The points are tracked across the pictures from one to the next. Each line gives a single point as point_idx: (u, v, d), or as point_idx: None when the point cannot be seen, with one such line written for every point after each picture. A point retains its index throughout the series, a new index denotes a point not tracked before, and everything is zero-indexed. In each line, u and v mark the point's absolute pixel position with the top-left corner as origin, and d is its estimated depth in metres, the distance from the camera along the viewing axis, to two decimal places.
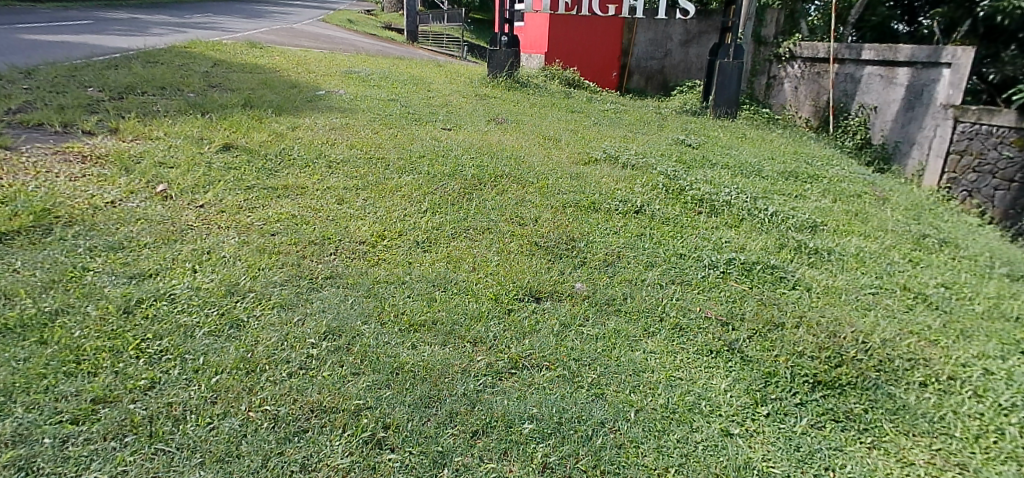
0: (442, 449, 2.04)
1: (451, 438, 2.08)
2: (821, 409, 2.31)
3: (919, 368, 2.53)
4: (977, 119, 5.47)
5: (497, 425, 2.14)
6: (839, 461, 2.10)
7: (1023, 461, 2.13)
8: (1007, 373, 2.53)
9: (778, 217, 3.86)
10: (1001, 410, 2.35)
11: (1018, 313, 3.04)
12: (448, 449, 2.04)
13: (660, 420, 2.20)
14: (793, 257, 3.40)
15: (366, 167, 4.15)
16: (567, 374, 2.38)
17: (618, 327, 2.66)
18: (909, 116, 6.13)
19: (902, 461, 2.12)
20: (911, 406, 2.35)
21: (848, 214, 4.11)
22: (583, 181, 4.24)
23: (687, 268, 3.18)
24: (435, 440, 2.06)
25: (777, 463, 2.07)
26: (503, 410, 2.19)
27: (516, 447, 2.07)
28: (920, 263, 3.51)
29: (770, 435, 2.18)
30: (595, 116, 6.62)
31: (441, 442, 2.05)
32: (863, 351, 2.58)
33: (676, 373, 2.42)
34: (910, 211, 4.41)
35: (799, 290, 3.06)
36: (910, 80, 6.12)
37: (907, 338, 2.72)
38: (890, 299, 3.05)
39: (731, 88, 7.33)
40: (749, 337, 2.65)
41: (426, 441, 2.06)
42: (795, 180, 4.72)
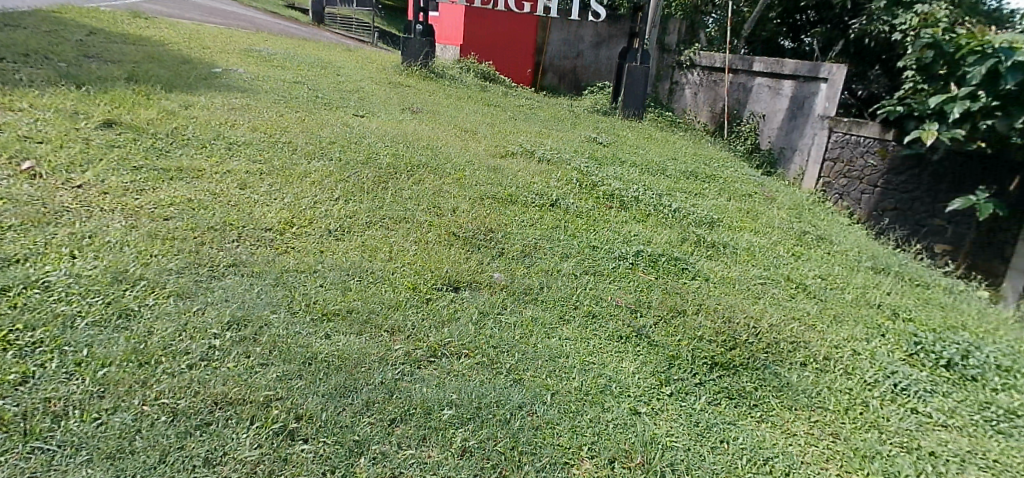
0: (358, 437, 2.06)
1: (368, 426, 2.11)
2: (718, 387, 2.55)
3: (801, 350, 2.83)
4: (848, 130, 5.97)
5: (416, 412, 2.19)
6: (732, 433, 2.32)
7: (881, 428, 2.45)
8: (870, 352, 2.90)
9: (681, 213, 4.14)
10: (866, 384, 2.69)
11: (882, 300, 3.44)
12: (366, 437, 2.07)
13: (574, 402, 2.34)
14: (693, 251, 3.67)
15: (271, 151, 4.04)
16: (486, 361, 2.47)
17: (534, 315, 2.78)
18: (791, 125, 6.69)
19: (785, 432, 2.38)
20: (794, 384, 2.62)
21: (741, 212, 4.45)
22: (499, 174, 4.32)
23: (599, 259, 3.36)
24: (352, 430, 2.09)
25: (678, 437, 2.27)
26: (421, 397, 2.25)
27: (436, 433, 2.13)
28: (801, 256, 3.89)
29: (673, 412, 2.38)
30: (512, 110, 6.76)
31: (358, 432, 2.08)
32: (754, 335, 2.85)
33: (589, 358, 2.57)
34: (793, 210, 4.84)
35: (698, 280, 3.32)
36: (793, 92, 6.67)
37: (790, 323, 3.02)
38: (776, 288, 3.38)
39: (639, 91, 7.66)
40: (655, 323, 2.86)
41: (343, 430, 2.08)
42: (696, 179, 5.05)
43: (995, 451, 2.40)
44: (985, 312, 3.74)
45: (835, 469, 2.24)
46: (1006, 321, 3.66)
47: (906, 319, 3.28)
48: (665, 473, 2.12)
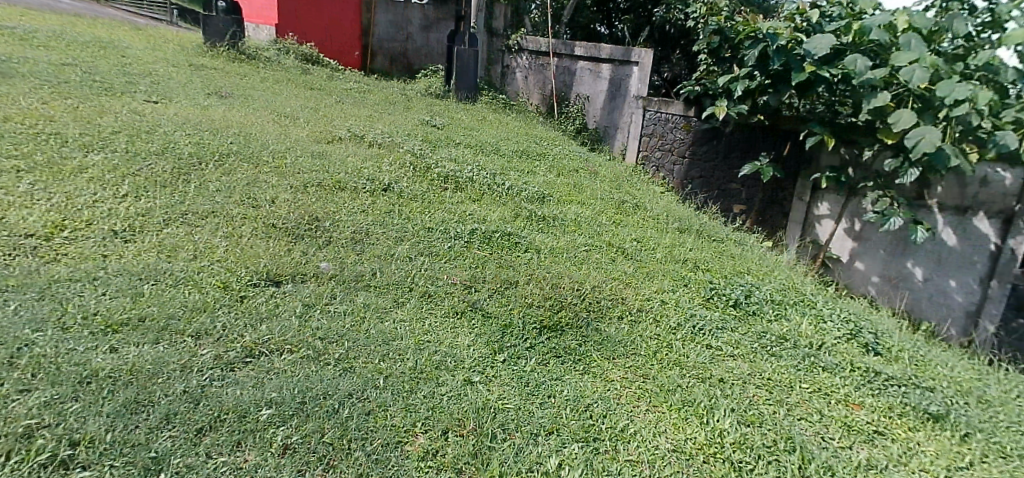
0: (155, 454, 2.02)
1: (167, 440, 2.07)
2: (546, 348, 2.77)
3: (619, 306, 3.15)
4: (658, 109, 6.44)
5: (229, 417, 2.17)
6: (557, 388, 2.55)
7: (683, 365, 2.80)
8: (675, 301, 3.29)
9: (514, 190, 4.37)
10: (671, 329, 3.05)
11: (688, 256, 3.88)
12: (165, 453, 2.03)
13: (409, 381, 2.44)
14: (526, 225, 3.91)
15: (31, 143, 3.70)
16: (312, 354, 2.49)
17: (367, 302, 2.84)
18: (612, 105, 7.22)
19: (604, 379, 2.66)
20: (612, 336, 2.92)
21: (568, 186, 4.77)
22: (325, 160, 4.27)
23: (435, 241, 3.46)
24: (148, 447, 2.04)
25: (509, 399, 2.46)
26: (234, 401, 2.22)
27: (251, 436, 2.13)
28: (621, 223, 4.28)
29: (505, 377, 2.56)
30: (338, 94, 6.65)
31: (156, 448, 2.03)
32: (578, 296, 3.13)
33: (425, 337, 2.69)
34: (614, 182, 5.27)
35: (529, 253, 3.55)
36: (611, 75, 7.19)
37: (610, 282, 3.35)
38: (599, 253, 3.71)
39: (470, 75, 7.85)
40: (490, 296, 3.03)
41: (136, 450, 2.02)
42: (527, 158, 5.30)
43: (770, 371, 2.84)
44: (770, 259, 4.36)
45: (645, 406, 2.55)
46: (786, 266, 4.32)
47: (705, 270, 3.75)
48: (494, 435, 2.29)
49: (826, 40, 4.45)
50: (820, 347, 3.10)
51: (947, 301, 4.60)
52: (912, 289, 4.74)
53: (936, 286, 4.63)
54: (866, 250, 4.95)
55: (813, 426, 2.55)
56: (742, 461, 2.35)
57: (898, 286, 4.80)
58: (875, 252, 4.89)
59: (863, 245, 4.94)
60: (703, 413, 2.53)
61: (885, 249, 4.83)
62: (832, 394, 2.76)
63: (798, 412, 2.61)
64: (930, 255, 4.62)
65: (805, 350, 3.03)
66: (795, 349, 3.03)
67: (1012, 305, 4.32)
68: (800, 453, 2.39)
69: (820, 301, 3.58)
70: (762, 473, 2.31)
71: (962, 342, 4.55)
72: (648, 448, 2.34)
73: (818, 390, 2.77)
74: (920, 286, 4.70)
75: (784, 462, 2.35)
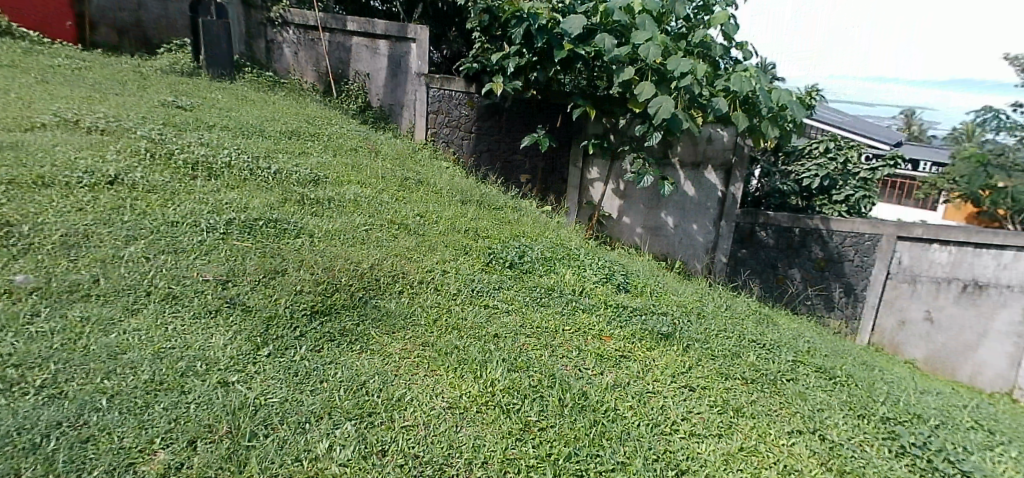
0: None
1: None
2: (319, 333, 2.89)
3: (400, 280, 3.42)
4: (440, 86, 6.01)
5: None
6: (331, 371, 2.70)
7: (460, 329, 3.20)
8: (455, 268, 3.72)
9: (281, 174, 4.20)
10: (453, 295, 3.47)
11: (463, 224, 4.27)
12: None
13: (145, 394, 2.38)
14: (296, 210, 3.83)
15: None
16: (4, 386, 2.30)
17: (86, 313, 2.66)
18: (394, 83, 6.42)
19: (383, 354, 2.90)
20: (392, 311, 3.18)
21: (346, 167, 4.65)
22: (38, 154, 3.67)
23: (181, 236, 3.26)
24: None
25: (275, 391, 2.52)
26: None
27: None
28: (402, 199, 4.43)
29: (270, 370, 2.62)
30: (41, 70, 5.51)
31: None
32: (354, 276, 3.29)
33: (166, 343, 2.62)
34: (396, 159, 5.19)
35: (301, 237, 3.53)
36: (389, 52, 6.39)
37: (390, 258, 3.57)
38: (379, 231, 3.85)
39: (223, 46, 6.54)
40: (251, 288, 3.02)
41: None
42: (297, 138, 4.99)
43: (539, 320, 3.46)
44: (538, 223, 4.81)
45: (424, 373, 2.87)
46: (554, 229, 4.80)
47: (485, 237, 4.20)
48: (252, 435, 2.33)
49: (579, 20, 4.87)
50: (580, 292, 3.89)
51: (692, 241, 6.11)
52: (666, 234, 6.07)
53: (682, 229, 6.06)
54: (630, 206, 6.00)
55: (571, 361, 3.21)
56: (511, 403, 2.81)
57: (655, 233, 6.06)
58: (637, 207, 5.98)
59: (628, 202, 5.95)
60: (477, 368, 2.96)
61: (644, 204, 5.97)
62: (587, 331, 3.50)
63: (560, 351, 3.25)
64: (676, 205, 5.97)
65: (567, 297, 3.76)
66: (560, 297, 3.74)
67: (733, 239, 6.09)
68: (559, 385, 2.97)
69: (581, 253, 4.39)
70: (528, 411, 2.79)
71: (702, 271, 6.22)
72: (424, 411, 2.64)
73: (577, 329, 3.48)
74: (671, 231, 6.05)
75: (545, 397, 2.89)
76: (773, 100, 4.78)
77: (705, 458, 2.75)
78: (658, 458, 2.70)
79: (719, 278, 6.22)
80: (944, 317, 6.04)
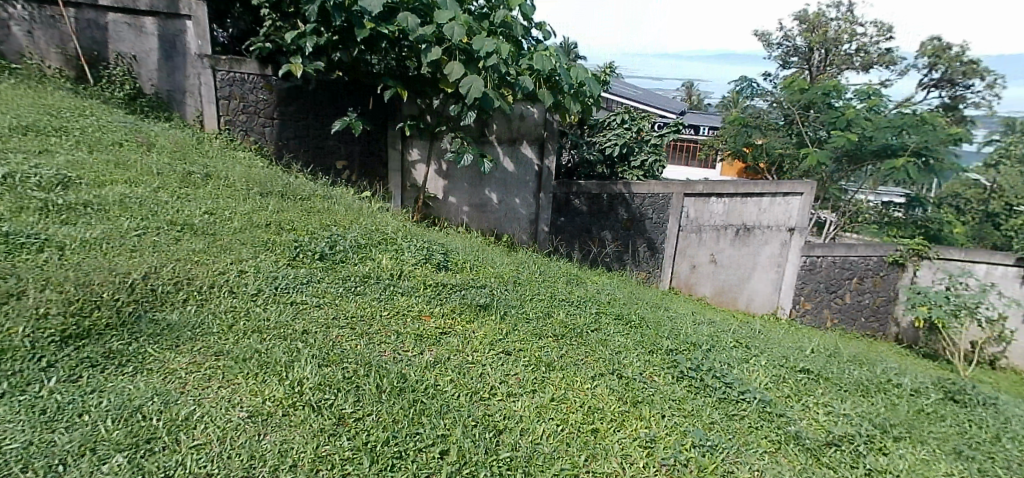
0: None
1: None
2: (76, 360, 2.58)
3: (183, 288, 3.10)
4: (229, 68, 5.27)
5: None
6: (93, 401, 2.44)
7: (262, 331, 2.98)
8: (256, 269, 3.42)
9: (12, 176, 3.62)
10: (250, 297, 3.20)
11: (262, 219, 3.96)
12: None
13: None
14: (41, 218, 3.36)
15: None
16: None
17: None
18: (170, 66, 5.43)
19: (164, 372, 2.64)
20: (174, 323, 2.88)
21: (107, 164, 4.14)
22: None
23: None
24: None
25: (13, 436, 2.26)
26: None
27: None
28: (185, 197, 4.01)
29: (4, 414, 2.32)
30: None
31: None
32: (124, 289, 2.94)
33: None
34: (175, 152, 4.68)
35: (51, 251, 3.10)
36: (158, 30, 5.35)
37: (169, 265, 3.21)
38: (158, 236, 3.46)
39: None
40: None
41: None
42: (38, 135, 4.30)
43: (353, 309, 3.33)
44: (349, 211, 4.58)
45: (217, 384, 2.65)
46: (367, 216, 4.58)
47: (289, 230, 3.92)
48: None
49: None
50: (398, 276, 3.81)
51: (516, 215, 6.08)
52: (491, 211, 6.00)
53: (506, 205, 6.02)
54: (454, 186, 5.85)
55: (389, 345, 3.15)
56: (322, 399, 2.68)
57: (481, 210, 5.98)
58: (460, 187, 5.84)
59: (452, 182, 5.80)
60: (282, 370, 2.77)
61: (467, 182, 5.84)
62: (406, 313, 3.46)
63: (378, 337, 3.18)
64: (498, 182, 5.91)
65: (384, 282, 3.67)
66: (376, 283, 3.64)
67: (552, 208, 6.14)
68: (377, 372, 2.90)
69: (397, 236, 4.27)
70: (342, 404, 2.68)
71: (529, 242, 6.23)
72: (217, 425, 2.45)
73: (394, 313, 3.42)
74: (496, 207, 6.00)
75: (362, 387, 2.79)
76: (572, 77, 4.89)
77: (520, 415, 2.94)
78: (476, 424, 2.80)
79: (544, 247, 6.28)
80: (724, 257, 7.00)
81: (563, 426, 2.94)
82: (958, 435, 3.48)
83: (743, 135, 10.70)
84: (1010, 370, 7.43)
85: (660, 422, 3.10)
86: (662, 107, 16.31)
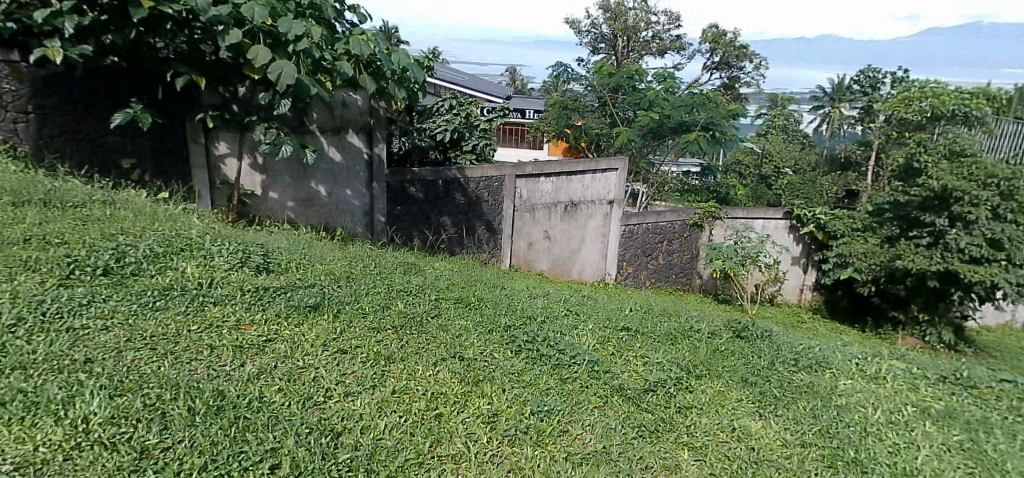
0: None
1: None
2: None
3: None
4: None
5: None
6: None
7: (25, 366, 2.66)
8: (12, 295, 3.01)
9: None
10: (7, 327, 2.84)
11: (14, 234, 3.48)
12: None
13: None
14: None
15: None
16: None
17: None
18: None
19: None
20: None
21: None
22: None
23: None
24: None
25: None
26: None
27: None
28: None
29: None
30: None
31: None
32: None
33: None
34: None
35: None
36: None
37: None
38: None
39: None
40: None
41: None
42: None
43: (152, 328, 3.05)
44: (139, 215, 4.12)
45: None
46: (168, 221, 4.16)
47: (59, 245, 3.50)
48: None
49: None
50: (209, 284, 3.53)
51: (347, 207, 5.77)
52: (319, 204, 5.61)
53: (336, 197, 5.68)
54: (274, 181, 5.35)
55: (201, 363, 2.93)
56: (117, 433, 2.44)
57: (308, 205, 5.55)
58: (282, 181, 5.36)
59: (271, 177, 5.30)
60: (58, 409, 2.49)
61: (289, 176, 5.38)
62: (221, 325, 3.22)
63: (187, 355, 2.94)
64: (326, 173, 5.55)
65: (190, 293, 3.39)
66: (180, 295, 3.35)
67: (386, 197, 5.93)
68: (187, 395, 2.69)
69: (206, 241, 3.94)
70: (147, 436, 2.46)
71: (364, 234, 5.93)
72: None
73: (206, 326, 3.18)
74: (325, 200, 5.62)
75: (170, 412, 2.59)
76: (394, 63, 4.79)
77: (360, 413, 2.86)
78: (311, 430, 2.69)
79: (381, 238, 6.01)
80: (557, 233, 7.32)
81: (406, 416, 2.91)
82: (746, 365, 3.94)
83: (564, 117, 11.24)
84: (784, 304, 8.62)
85: (502, 396, 3.18)
86: (485, 91, 16.62)
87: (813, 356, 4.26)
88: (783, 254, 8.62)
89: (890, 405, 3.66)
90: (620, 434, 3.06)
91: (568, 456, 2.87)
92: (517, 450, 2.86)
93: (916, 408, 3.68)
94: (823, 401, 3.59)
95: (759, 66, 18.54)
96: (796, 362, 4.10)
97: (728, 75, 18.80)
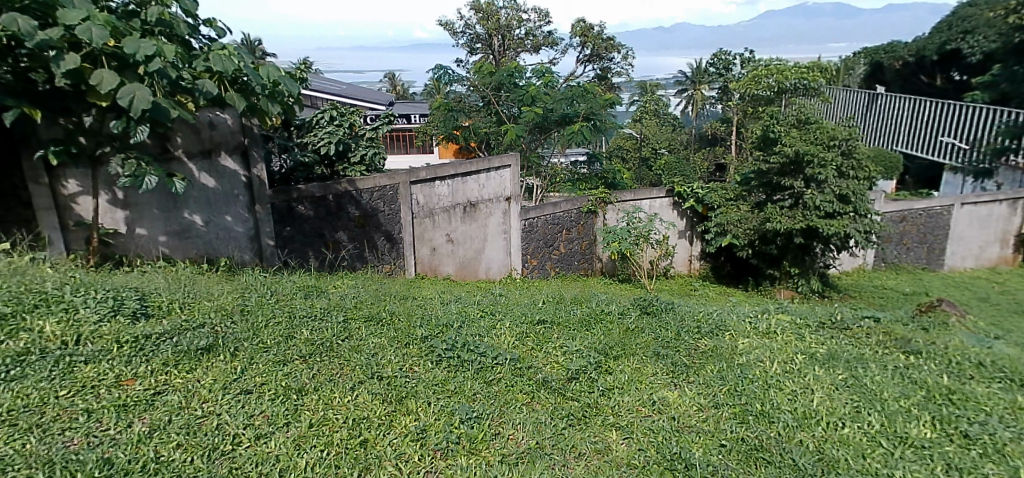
0: None
1: None
2: None
3: None
4: None
5: None
6: None
7: None
8: None
9: None
10: None
11: None
12: None
13: None
14: None
15: None
16: None
17: None
18: None
19: None
20: None
21: None
22: None
23: None
24: None
25: None
26: None
27: None
28: None
29: None
30: None
31: None
32: None
33: None
34: None
35: None
36: None
37: None
38: None
39: None
40: None
41: None
42: None
43: (8, 402, 2.66)
44: None
45: None
46: (15, 275, 3.66)
47: None
48: None
49: None
50: (76, 341, 3.14)
51: (229, 234, 5.36)
52: (197, 234, 5.17)
53: (216, 225, 5.26)
54: (141, 215, 4.87)
55: (78, 431, 2.59)
56: None
57: (184, 236, 5.11)
58: (150, 214, 4.89)
59: (136, 211, 4.82)
60: None
61: (157, 208, 4.92)
62: (97, 386, 2.87)
63: (58, 426, 2.59)
64: (199, 201, 5.11)
65: (55, 354, 3.00)
66: (39, 360, 2.94)
67: (272, 220, 5.59)
68: (64, 472, 2.36)
69: (66, 292, 3.49)
70: None
71: (253, 261, 5.55)
72: None
73: (78, 389, 2.82)
74: (202, 229, 5.19)
75: None
76: (263, 77, 4.47)
77: (276, 455, 2.62)
78: None
79: (273, 263, 5.67)
80: (459, 235, 7.20)
81: (328, 449, 2.70)
82: (656, 340, 4.01)
83: (451, 120, 10.85)
84: (677, 276, 8.98)
85: (428, 410, 3.03)
86: (365, 100, 16.21)
87: (712, 321, 4.41)
88: (671, 230, 8.86)
89: (783, 357, 3.82)
90: (550, 427, 3.00)
91: (503, 459, 2.77)
92: (451, 462, 2.73)
93: (805, 354, 3.86)
94: (727, 362, 3.70)
95: (625, 56, 19.24)
96: (698, 329, 4.22)
97: (599, 66, 19.36)
